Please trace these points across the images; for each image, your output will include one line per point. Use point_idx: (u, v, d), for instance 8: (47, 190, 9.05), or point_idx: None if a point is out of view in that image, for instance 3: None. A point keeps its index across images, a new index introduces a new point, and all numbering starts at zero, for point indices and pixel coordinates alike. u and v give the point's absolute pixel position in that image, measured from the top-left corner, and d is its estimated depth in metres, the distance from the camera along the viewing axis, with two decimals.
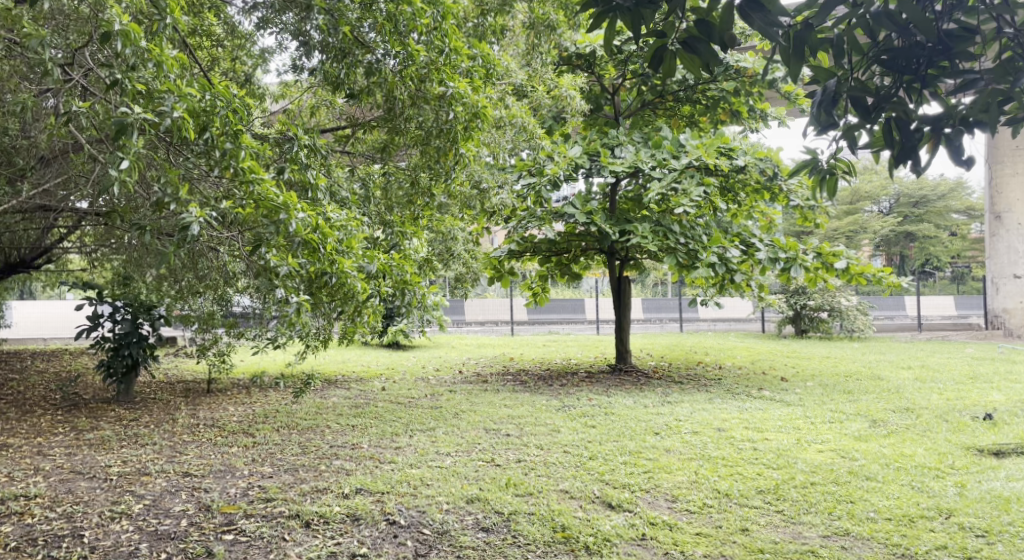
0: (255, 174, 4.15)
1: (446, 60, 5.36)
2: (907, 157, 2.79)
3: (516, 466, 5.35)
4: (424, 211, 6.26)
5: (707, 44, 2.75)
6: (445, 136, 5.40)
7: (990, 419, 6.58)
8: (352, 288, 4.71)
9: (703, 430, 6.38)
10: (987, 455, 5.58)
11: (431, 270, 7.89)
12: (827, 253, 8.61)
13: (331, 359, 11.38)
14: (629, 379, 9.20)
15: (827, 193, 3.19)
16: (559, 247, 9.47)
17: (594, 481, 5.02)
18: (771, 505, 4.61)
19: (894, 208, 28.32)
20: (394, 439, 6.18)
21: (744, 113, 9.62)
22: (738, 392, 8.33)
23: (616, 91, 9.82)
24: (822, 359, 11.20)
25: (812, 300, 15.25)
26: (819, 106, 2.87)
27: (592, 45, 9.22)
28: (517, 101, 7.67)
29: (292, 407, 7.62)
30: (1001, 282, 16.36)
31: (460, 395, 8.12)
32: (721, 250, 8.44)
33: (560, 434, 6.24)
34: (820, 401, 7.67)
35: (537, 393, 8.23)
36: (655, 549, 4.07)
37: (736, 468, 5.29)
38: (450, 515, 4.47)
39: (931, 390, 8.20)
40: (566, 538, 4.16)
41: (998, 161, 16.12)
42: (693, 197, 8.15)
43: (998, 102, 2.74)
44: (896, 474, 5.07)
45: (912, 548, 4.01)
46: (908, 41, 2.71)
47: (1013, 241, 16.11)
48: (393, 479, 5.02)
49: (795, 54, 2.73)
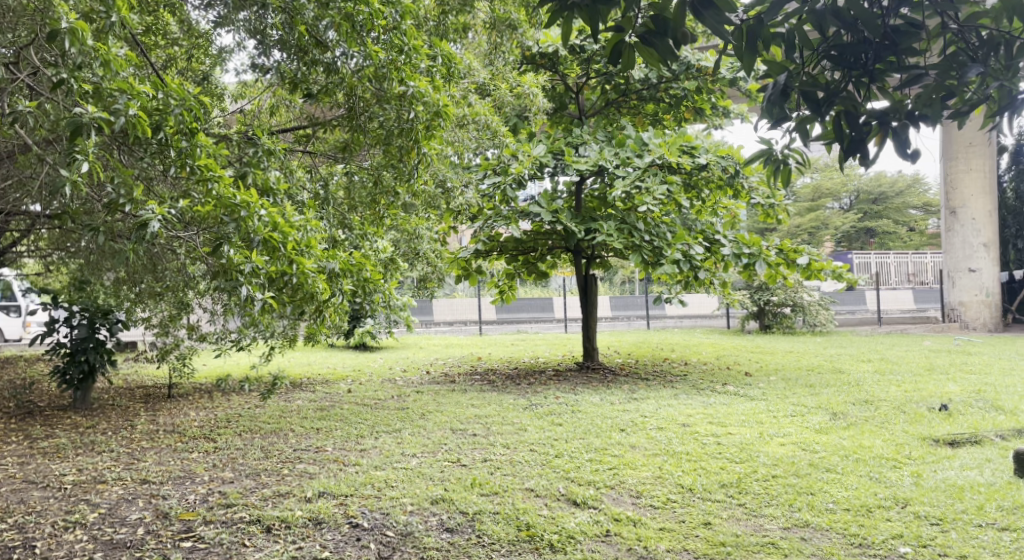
0: (212, 172, 4.12)
1: (406, 60, 5.31)
2: (856, 150, 2.86)
3: (482, 465, 5.34)
4: (387, 210, 6.22)
5: (663, 39, 2.79)
6: (407, 136, 5.35)
7: (945, 409, 6.74)
8: (313, 288, 4.65)
9: (668, 426, 6.42)
10: (942, 445, 5.70)
11: (395, 269, 7.85)
12: (789, 250, 8.76)
13: (296, 362, 11.21)
14: (596, 377, 9.21)
15: (783, 182, 3.24)
16: (525, 246, 9.43)
17: (559, 478, 5.03)
18: (733, 498, 4.66)
19: (854, 205, 28.78)
20: (360, 440, 6.14)
21: (707, 110, 9.73)
22: (703, 387, 8.37)
23: (580, 90, 9.85)
24: (785, 354, 11.33)
25: (775, 295, 15.44)
26: (771, 100, 2.92)
27: (555, 44, 9.25)
28: (479, 99, 7.68)
29: (255, 411, 7.49)
30: (956, 276, 16.70)
31: (427, 396, 8.08)
32: (686, 247, 8.46)
33: (526, 433, 6.24)
34: (783, 395, 7.77)
35: (505, 393, 8.21)
36: (618, 545, 4.08)
37: (700, 462, 5.33)
38: (415, 516, 4.45)
39: (890, 382, 8.36)
40: (530, 536, 4.16)
41: (952, 156, 16.48)
42: (657, 195, 8.23)
43: (942, 97, 2.84)
44: (855, 465, 5.17)
45: (869, 537, 4.07)
46: (857, 36, 2.77)
47: (968, 235, 16.45)
48: (357, 481, 4.99)
49: (749, 50, 2.76)
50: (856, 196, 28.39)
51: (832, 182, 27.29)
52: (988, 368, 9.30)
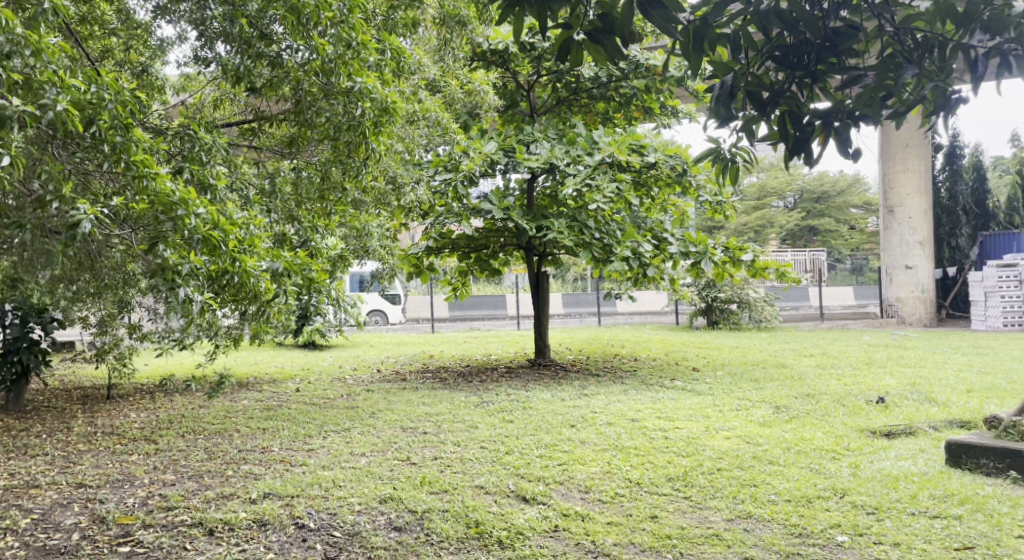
0: (149, 168, 4.01)
1: (354, 55, 5.26)
2: (800, 149, 2.93)
3: (432, 463, 5.33)
4: (336, 206, 6.15)
5: (610, 37, 2.80)
6: (354, 131, 5.30)
7: (882, 402, 6.95)
8: (256, 287, 4.61)
9: (618, 421, 6.49)
10: (879, 436, 5.88)
11: (343, 267, 7.75)
12: (734, 248, 8.91)
13: (243, 361, 11.01)
14: (547, 374, 9.26)
15: (731, 181, 3.29)
16: (477, 244, 9.40)
17: (509, 475, 5.05)
18: (679, 491, 4.73)
19: (798, 204, 29.42)
20: (307, 440, 6.06)
21: (656, 109, 9.86)
22: (652, 383, 8.48)
23: (531, 88, 9.84)
24: (731, 349, 11.53)
25: (722, 292, 15.72)
26: (718, 100, 2.97)
27: (505, 42, 9.22)
28: (429, 95, 7.70)
29: (199, 411, 7.35)
30: (894, 273, 17.21)
31: (377, 394, 8.01)
32: (635, 244, 8.55)
33: (477, 430, 6.23)
34: (729, 390, 7.93)
35: (456, 390, 8.19)
36: (566, 540, 4.11)
37: (647, 456, 5.41)
38: (362, 515, 4.41)
39: (831, 376, 8.58)
40: (479, 533, 4.16)
41: (890, 156, 17.04)
42: (606, 193, 8.30)
43: (881, 97, 2.92)
44: (797, 457, 5.29)
45: (809, 527, 4.18)
46: (799, 38, 2.83)
47: (905, 233, 16.98)
48: (304, 481, 4.92)
49: (695, 50, 2.81)
50: (800, 195, 29.07)
51: (777, 181, 27.86)
52: (922, 361, 9.63)
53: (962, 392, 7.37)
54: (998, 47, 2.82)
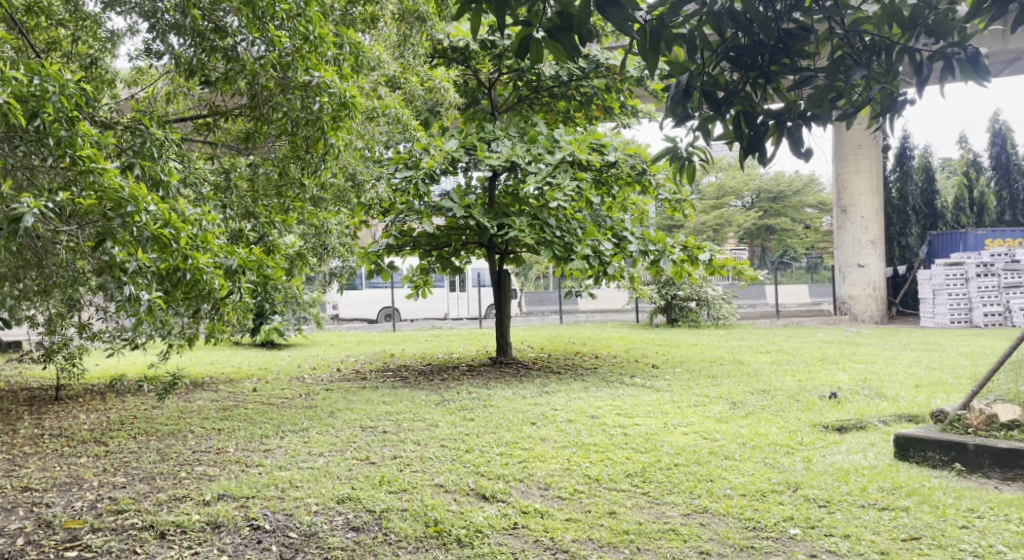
0: (96, 163, 3.90)
1: (311, 48, 5.29)
2: (754, 149, 2.97)
3: (391, 462, 5.29)
4: (294, 203, 6.07)
5: (568, 35, 2.82)
6: (312, 126, 5.24)
7: (835, 397, 7.10)
8: (210, 284, 4.56)
9: (578, 418, 6.51)
10: (831, 431, 5.99)
11: (301, 265, 7.66)
12: (692, 246, 9.03)
13: (199, 361, 10.82)
14: (509, 372, 9.26)
15: (688, 179, 3.34)
16: (438, 242, 9.34)
17: (469, 473, 5.04)
18: (637, 487, 4.77)
19: (755, 203, 29.89)
20: (264, 440, 5.98)
21: (617, 108, 9.91)
22: (612, 380, 8.54)
23: (492, 86, 9.82)
24: (690, 346, 11.67)
25: (681, 290, 15.90)
26: (674, 99, 3.02)
27: (466, 39, 9.19)
28: (389, 92, 7.69)
29: (152, 412, 7.20)
30: (846, 271, 17.57)
31: (336, 394, 7.93)
32: (595, 243, 8.62)
33: (437, 429, 6.21)
34: (687, 386, 8.02)
35: (417, 389, 8.16)
36: (525, 537, 4.12)
37: (607, 453, 5.44)
38: (319, 516, 4.36)
39: (786, 372, 8.74)
40: (438, 532, 4.14)
41: (843, 157, 17.38)
42: (567, 191, 8.32)
43: (831, 98, 2.98)
44: (752, 452, 5.38)
45: (763, 520, 4.24)
46: (752, 39, 2.87)
47: (857, 232, 17.34)
48: (260, 482, 4.85)
49: (652, 49, 2.83)
50: (757, 195, 29.53)
51: (735, 181, 28.25)
52: (873, 357, 9.85)
53: (911, 387, 7.56)
54: (942, 51, 2.88)
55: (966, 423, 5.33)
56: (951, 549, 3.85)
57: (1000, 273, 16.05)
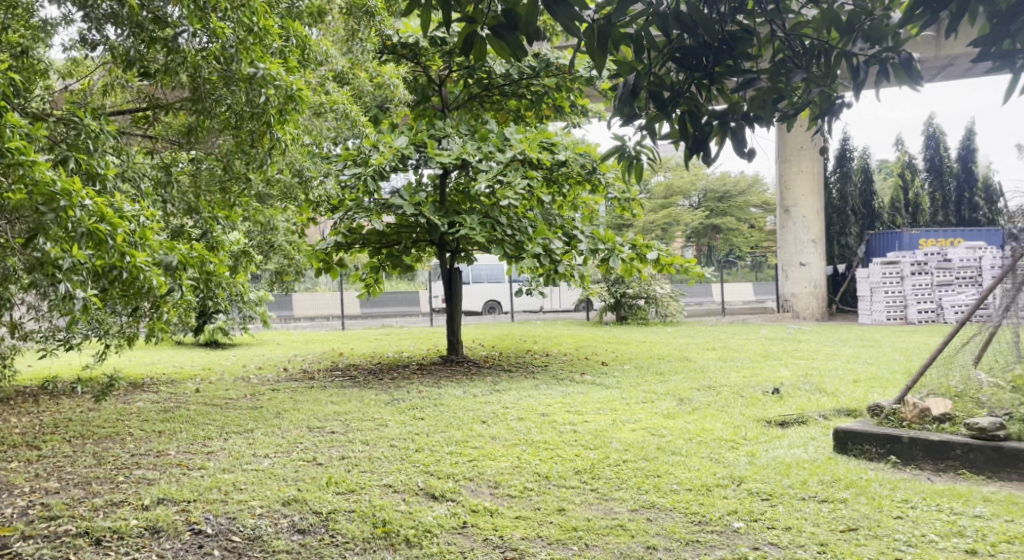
0: (26, 157, 3.76)
1: (256, 41, 5.18)
2: (699, 148, 3.02)
3: (339, 463, 5.23)
4: (239, 199, 5.96)
5: (514, 33, 2.81)
6: (257, 120, 5.14)
7: (778, 392, 7.25)
8: (149, 283, 4.46)
9: (528, 416, 6.53)
10: (774, 426, 6.12)
11: (246, 263, 7.51)
12: (641, 245, 9.14)
13: (139, 361, 10.53)
14: (460, 370, 9.24)
15: (636, 177, 3.38)
16: (388, 239, 9.25)
17: (418, 472, 5.01)
18: (586, 484, 4.81)
19: (702, 203, 30.37)
20: (207, 442, 5.85)
21: (567, 108, 9.93)
22: (562, 378, 8.59)
23: (442, 83, 9.77)
24: (639, 344, 11.80)
25: (630, 288, 16.06)
26: (621, 99, 3.03)
27: (416, 35, 9.13)
28: (337, 87, 7.58)
29: (88, 414, 6.99)
30: (789, 269, 17.97)
31: (283, 394, 7.82)
32: (546, 241, 8.66)
33: (387, 429, 6.16)
34: (635, 383, 8.11)
35: (366, 388, 8.08)
36: (474, 536, 4.11)
37: (556, 450, 5.47)
38: (263, 519, 4.29)
39: (731, 368, 8.91)
40: (386, 533, 4.11)
41: (786, 158, 17.78)
42: (518, 189, 8.33)
43: (772, 100, 3.04)
44: (698, 448, 5.46)
45: (707, 514, 4.31)
46: (697, 40, 2.91)
47: (799, 232, 17.76)
48: (202, 485, 4.75)
49: (599, 49, 2.84)
50: (703, 194, 30.00)
51: (683, 180, 28.64)
52: (815, 353, 10.10)
53: (850, 382, 7.78)
54: (878, 56, 2.97)
55: (900, 417, 5.51)
56: (886, 538, 3.97)
57: (934, 271, 16.61)
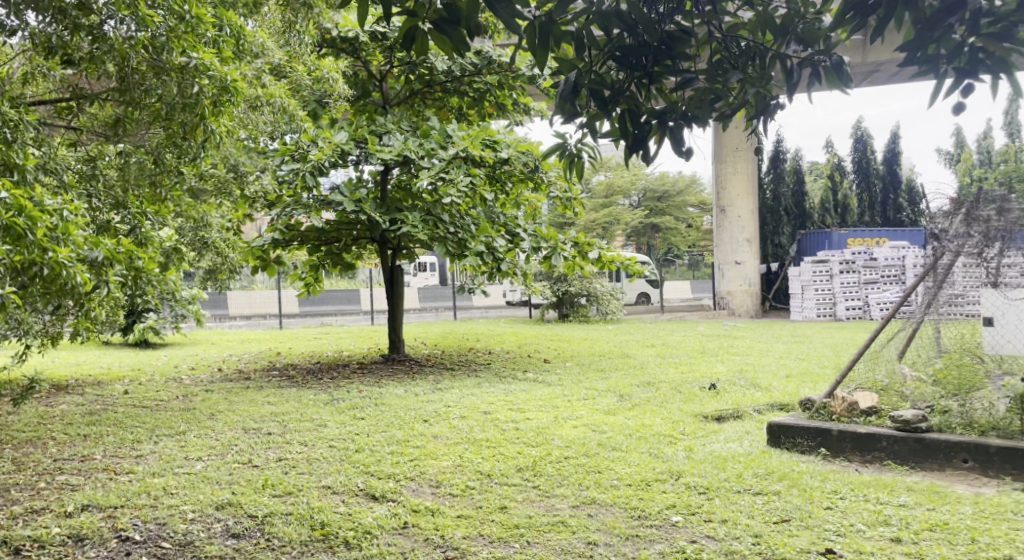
0: None
1: (188, 30, 5.02)
2: (638, 147, 3.03)
3: (276, 465, 5.11)
4: (170, 193, 5.77)
5: (456, 28, 2.79)
6: (190, 111, 4.99)
7: (714, 388, 7.38)
8: (72, 280, 4.28)
9: (470, 414, 6.50)
10: (711, 421, 6.23)
11: (178, 260, 7.29)
12: (583, 243, 9.20)
13: (64, 362, 10.12)
14: (401, 369, 9.16)
15: (577, 175, 3.38)
16: (327, 237, 9.09)
17: (358, 473, 4.93)
18: (528, 481, 4.81)
19: (642, 202, 30.78)
20: (136, 446, 5.66)
21: (510, 106, 9.89)
22: (504, 376, 8.58)
23: (383, 78, 9.65)
24: (580, 341, 11.88)
25: (572, 286, 16.16)
26: (562, 97, 3.02)
27: (355, 29, 8.97)
28: (274, 80, 7.41)
29: (8, 419, 6.68)
30: (725, 267, 18.34)
31: (217, 395, 7.61)
32: (489, 239, 8.64)
33: (326, 429, 6.05)
34: (577, 380, 8.15)
35: (304, 388, 7.93)
36: (415, 536, 4.07)
37: (498, 448, 5.46)
38: (195, 524, 4.16)
39: (670, 365, 9.04)
40: (324, 535, 4.03)
41: (722, 159, 18.13)
42: (460, 186, 8.27)
43: (710, 100, 3.07)
44: (637, 443, 5.51)
45: (647, 509, 4.35)
46: (637, 39, 2.92)
47: (734, 231, 18.13)
48: (130, 490, 4.59)
49: (541, 46, 2.83)
50: (643, 194, 30.41)
51: (623, 180, 28.98)
52: (750, 349, 10.32)
53: (783, 377, 7.97)
54: (810, 58, 3.06)
55: (831, 410, 5.67)
56: (817, 529, 4.06)
57: (860, 270, 17.18)
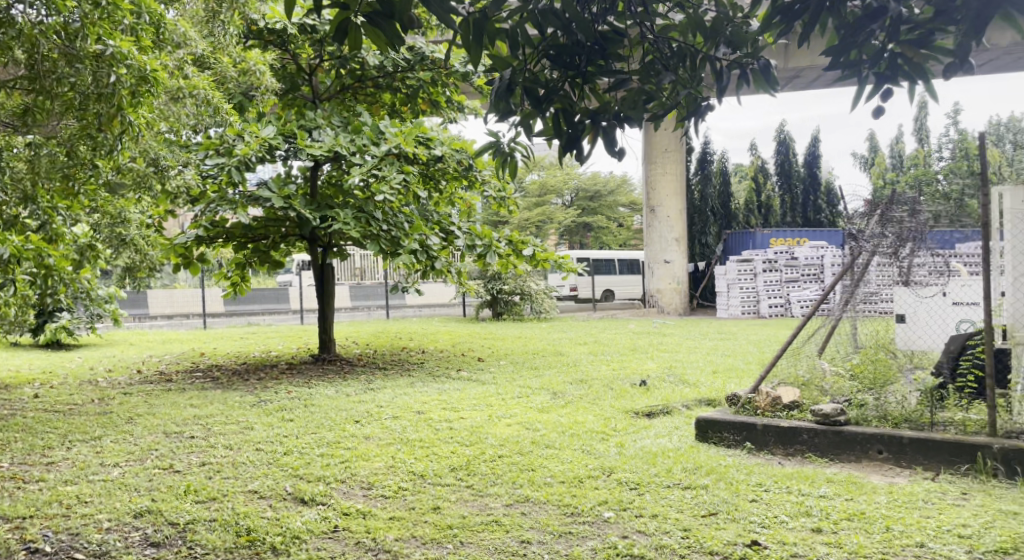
0: None
1: (105, 16, 4.81)
2: (572, 147, 3.02)
3: (199, 470, 4.93)
4: (84, 187, 5.51)
5: (390, 21, 2.71)
6: (108, 101, 4.75)
7: (644, 384, 7.48)
8: None
9: (403, 414, 6.41)
10: (642, 417, 6.30)
11: (94, 257, 6.97)
12: (517, 241, 9.21)
13: None
14: (332, 369, 8.99)
15: (510, 174, 3.35)
16: (254, 234, 8.84)
17: (286, 477, 4.80)
18: (462, 481, 4.77)
19: (574, 202, 31.02)
20: (47, 452, 5.38)
21: (443, 103, 9.81)
22: (438, 375, 8.50)
23: (313, 72, 9.43)
24: (514, 339, 11.89)
25: (506, 284, 16.15)
26: (496, 95, 2.97)
27: (283, 21, 8.74)
28: (197, 71, 7.16)
29: None
30: (655, 266, 18.62)
31: (136, 398, 7.32)
32: (423, 237, 8.53)
33: (253, 431, 5.88)
34: (510, 378, 8.13)
35: (229, 390, 7.69)
36: (346, 540, 3.98)
37: (432, 448, 5.40)
38: (112, 533, 3.98)
39: (602, 362, 9.13)
40: (250, 541, 3.90)
41: (651, 160, 18.40)
42: (393, 184, 8.14)
43: (643, 101, 3.08)
44: (570, 440, 5.53)
45: (579, 506, 4.36)
46: (571, 39, 2.90)
47: (664, 231, 18.42)
48: (40, 500, 4.36)
49: (475, 44, 2.78)
50: (576, 193, 30.67)
51: (556, 179, 29.16)
52: (679, 346, 10.51)
53: (710, 373, 8.14)
54: (738, 61, 3.10)
55: (755, 406, 5.76)
56: (743, 521, 4.14)
57: (782, 269, 17.72)
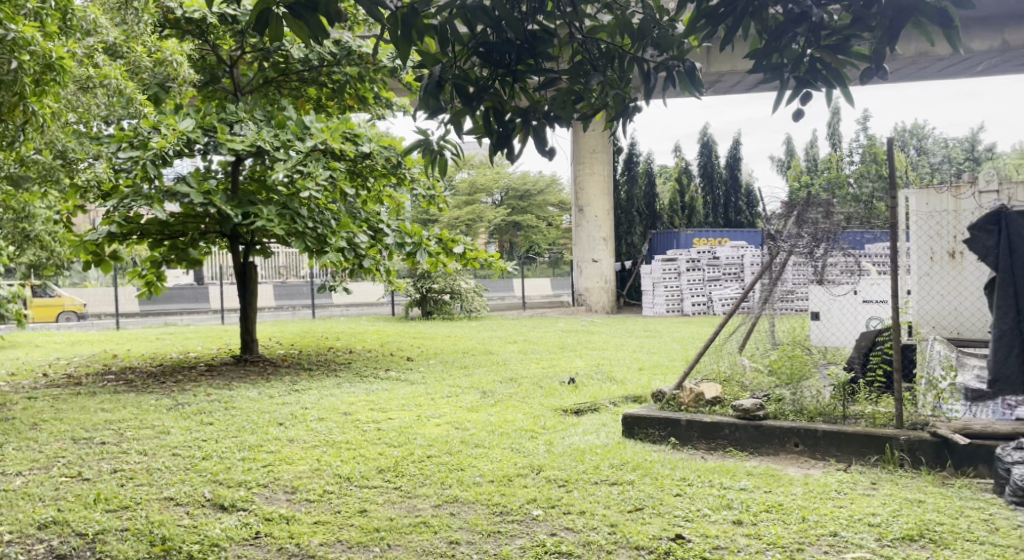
0: None
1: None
2: (503, 146, 2.97)
3: (110, 477, 4.71)
4: None
5: (314, 14, 2.62)
6: (7, 89, 4.49)
7: (573, 382, 7.51)
8: None
9: (329, 416, 6.27)
10: (570, 414, 6.32)
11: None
12: (446, 239, 9.14)
13: None
14: (255, 370, 8.74)
15: (439, 172, 3.29)
16: (172, 230, 8.51)
17: (205, 483, 4.62)
18: (390, 482, 4.68)
19: (503, 201, 31.04)
20: None
21: (371, 100, 9.61)
22: (365, 375, 8.35)
23: (234, 64, 9.12)
24: (443, 338, 11.80)
25: (435, 283, 16.02)
26: (426, 91, 2.87)
27: (202, 10, 8.40)
28: (108, 60, 6.84)
29: None
30: (583, 265, 18.79)
31: (43, 402, 6.95)
32: (350, 235, 8.36)
33: (169, 436, 5.65)
34: (439, 378, 8.05)
35: (145, 393, 7.38)
36: (268, 546, 3.85)
37: (358, 449, 5.29)
38: (13, 547, 3.77)
39: (531, 361, 9.14)
40: (165, 551, 3.74)
41: (579, 160, 18.54)
42: (320, 180, 7.95)
43: (572, 100, 3.07)
44: (499, 439, 5.50)
45: (508, 504, 4.34)
46: (501, 36, 2.85)
47: (591, 230, 18.58)
48: None
49: (403, 39, 2.71)
50: (505, 192, 30.69)
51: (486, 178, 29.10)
52: (607, 345, 10.61)
53: (636, 370, 8.25)
54: (665, 63, 3.11)
55: (680, 401, 5.86)
56: (668, 516, 4.19)
57: (705, 267, 18.12)
